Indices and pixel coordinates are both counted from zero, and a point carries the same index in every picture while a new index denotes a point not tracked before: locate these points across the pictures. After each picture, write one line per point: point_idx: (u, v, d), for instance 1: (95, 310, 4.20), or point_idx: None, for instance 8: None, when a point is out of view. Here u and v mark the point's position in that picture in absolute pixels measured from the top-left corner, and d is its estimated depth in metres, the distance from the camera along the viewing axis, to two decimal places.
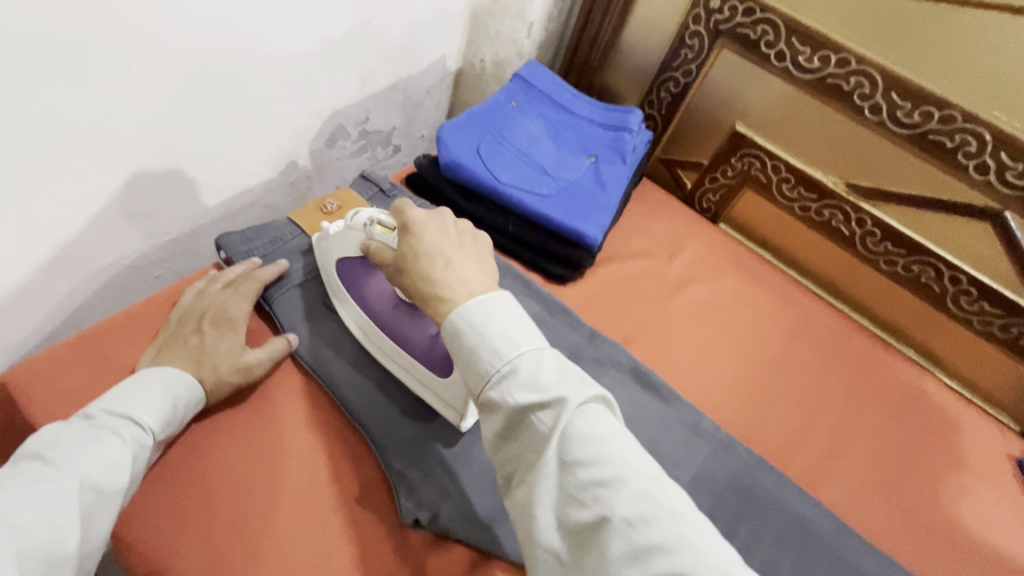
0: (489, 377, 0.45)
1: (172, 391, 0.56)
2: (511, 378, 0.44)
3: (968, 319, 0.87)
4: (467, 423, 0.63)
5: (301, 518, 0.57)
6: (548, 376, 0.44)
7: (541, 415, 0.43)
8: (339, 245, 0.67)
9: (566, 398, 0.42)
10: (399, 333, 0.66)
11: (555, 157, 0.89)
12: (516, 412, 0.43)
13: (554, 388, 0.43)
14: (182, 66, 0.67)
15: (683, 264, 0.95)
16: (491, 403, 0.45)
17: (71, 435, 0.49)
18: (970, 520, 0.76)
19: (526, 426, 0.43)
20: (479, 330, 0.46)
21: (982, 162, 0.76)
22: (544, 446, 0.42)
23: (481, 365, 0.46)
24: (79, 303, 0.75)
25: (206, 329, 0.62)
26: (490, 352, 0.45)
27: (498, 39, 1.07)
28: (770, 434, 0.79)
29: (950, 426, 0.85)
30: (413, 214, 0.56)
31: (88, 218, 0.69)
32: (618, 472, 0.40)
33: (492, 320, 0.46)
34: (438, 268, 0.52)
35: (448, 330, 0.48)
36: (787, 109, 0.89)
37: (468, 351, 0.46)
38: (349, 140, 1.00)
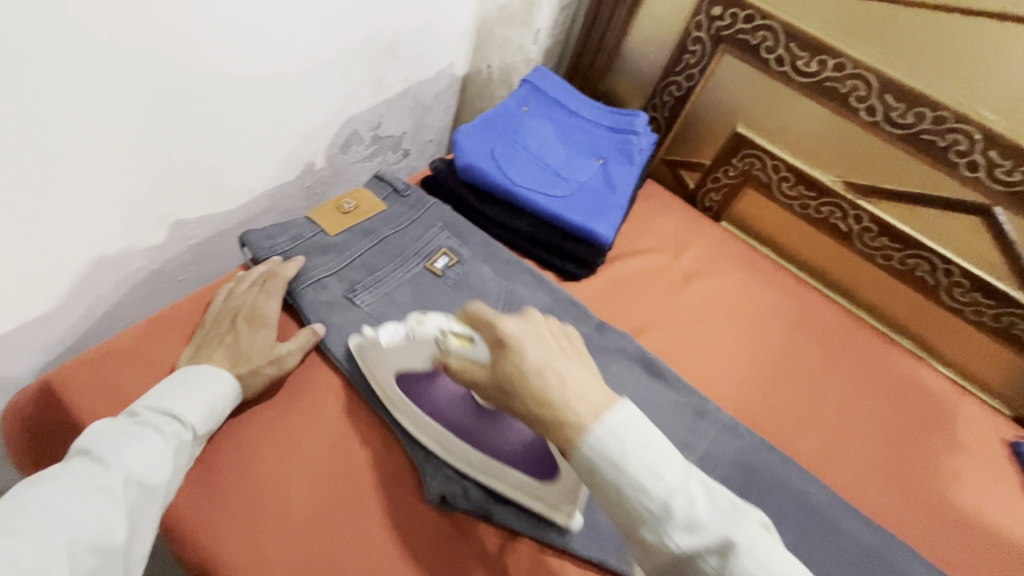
0: (643, 518, 0.44)
1: (212, 389, 0.58)
2: (667, 521, 0.44)
3: (962, 310, 0.91)
4: (576, 521, 0.62)
5: (338, 503, 0.60)
6: (704, 512, 0.44)
7: (709, 558, 0.43)
8: (401, 357, 0.62)
9: (733, 539, 0.43)
10: (487, 445, 0.61)
11: (565, 159, 0.92)
12: (679, 555, 0.43)
13: (715, 528, 0.43)
14: (208, 77, 0.69)
15: (687, 260, 0.98)
16: (645, 543, 0.44)
17: (115, 431, 0.52)
18: (964, 498, 0.80)
19: (690, 568, 0.43)
20: (619, 466, 0.45)
21: (972, 160, 0.80)
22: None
23: (633, 505, 0.45)
24: (110, 305, 0.77)
25: (240, 326, 0.65)
26: (642, 493, 0.44)
27: (505, 45, 1.11)
28: (775, 422, 0.83)
29: (945, 412, 0.89)
30: (506, 326, 0.52)
31: (120, 223, 0.71)
32: None
33: (627, 448, 0.45)
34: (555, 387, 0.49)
35: (582, 466, 0.46)
36: (831, 136, 0.90)
37: (612, 489, 0.45)
38: (362, 145, 1.03)
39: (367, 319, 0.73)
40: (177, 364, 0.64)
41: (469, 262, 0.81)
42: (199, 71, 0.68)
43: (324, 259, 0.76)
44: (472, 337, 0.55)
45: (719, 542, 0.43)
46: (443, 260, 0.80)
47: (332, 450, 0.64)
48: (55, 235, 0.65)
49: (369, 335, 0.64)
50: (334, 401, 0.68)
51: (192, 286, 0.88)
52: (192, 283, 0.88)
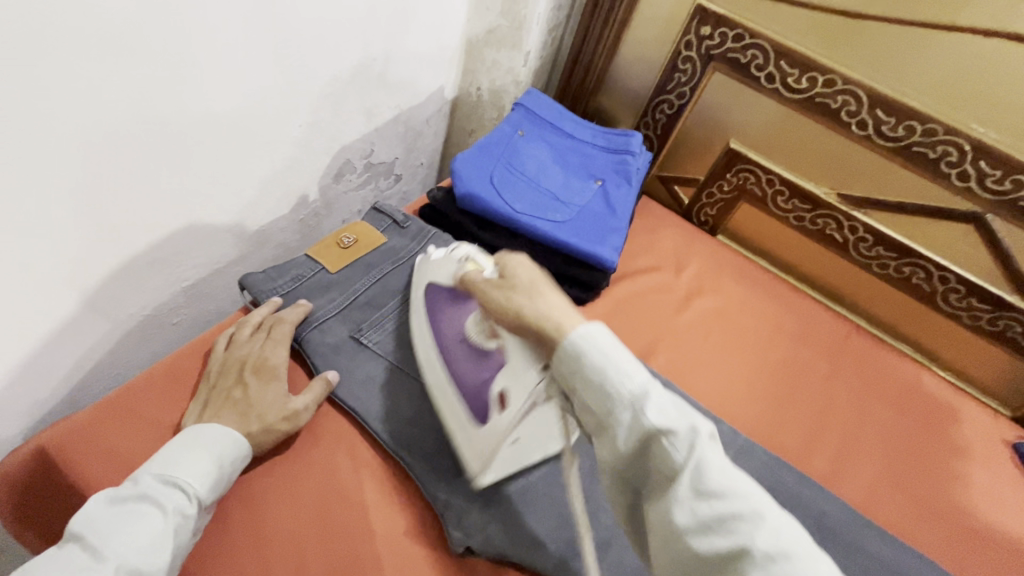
0: (619, 399, 0.45)
1: (217, 451, 0.56)
2: (643, 403, 0.44)
3: (958, 315, 0.92)
4: (484, 481, 0.62)
5: (358, 556, 0.59)
6: (674, 407, 0.45)
7: (669, 441, 0.43)
8: (436, 271, 0.69)
9: (700, 428, 0.43)
10: (455, 371, 0.66)
11: (564, 182, 0.92)
12: (647, 436, 0.43)
13: (683, 419, 0.44)
14: (195, 115, 0.67)
15: (688, 277, 0.98)
16: (621, 424, 0.44)
17: (114, 509, 0.49)
18: (976, 505, 0.81)
19: (656, 454, 0.43)
20: (607, 353, 0.46)
21: (963, 170, 0.82)
22: (679, 470, 0.42)
23: (610, 387, 0.45)
24: (102, 355, 0.74)
25: (249, 379, 0.63)
26: (621, 376, 0.45)
27: (494, 67, 1.09)
28: (786, 437, 0.83)
29: (949, 416, 0.90)
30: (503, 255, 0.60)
31: (109, 271, 0.68)
32: (753, 505, 0.40)
33: (610, 349, 0.46)
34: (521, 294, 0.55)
35: (570, 355, 0.47)
36: (776, 127, 0.94)
37: (593, 372, 0.46)
38: (355, 174, 1.02)
39: (375, 357, 0.72)
40: (182, 423, 0.62)
41: None
42: (187, 111, 0.66)
43: (327, 298, 0.75)
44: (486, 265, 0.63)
45: (687, 431, 0.43)
46: None
47: (345, 507, 0.61)
48: (42, 288, 0.62)
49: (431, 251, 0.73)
50: (346, 447, 0.66)
51: (186, 328, 0.85)
52: (186, 325, 0.85)
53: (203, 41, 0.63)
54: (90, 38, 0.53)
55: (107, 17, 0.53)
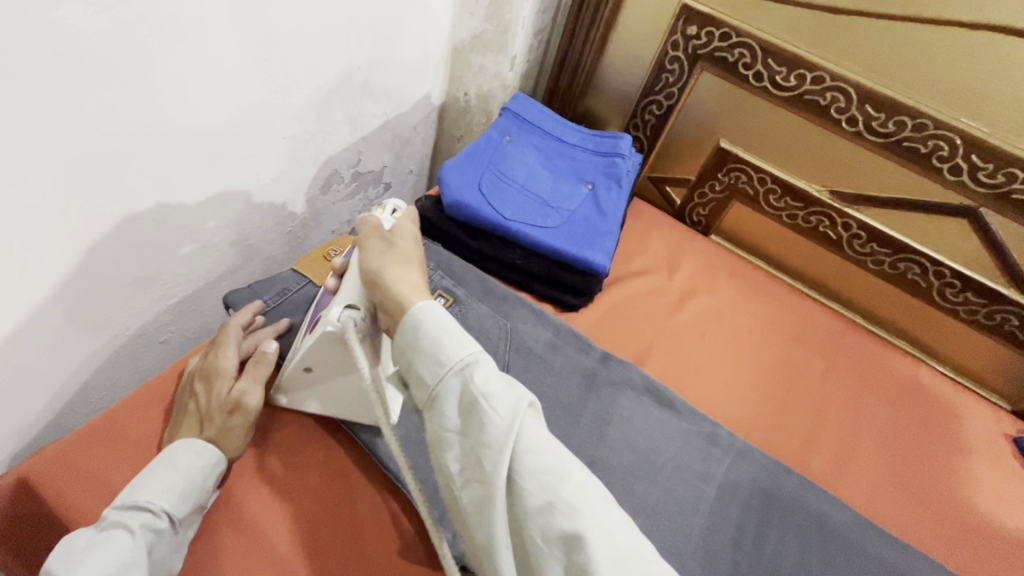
0: (446, 370, 0.47)
1: (183, 464, 0.56)
2: (468, 375, 0.47)
3: (955, 310, 0.91)
4: (276, 392, 0.66)
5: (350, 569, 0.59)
6: (497, 383, 0.47)
7: (484, 406, 0.45)
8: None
9: (521, 399, 0.46)
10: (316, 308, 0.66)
11: (553, 187, 0.91)
12: (469, 408, 0.46)
13: (503, 393, 0.46)
14: (175, 131, 0.66)
15: (682, 279, 0.97)
16: (448, 393, 0.47)
17: (84, 544, 0.49)
18: (979, 502, 0.80)
19: (474, 418, 0.46)
20: (440, 329, 0.49)
21: (955, 164, 0.81)
22: (497, 439, 0.44)
23: (438, 362, 0.47)
24: (88, 377, 0.73)
25: (199, 389, 0.62)
26: (452, 347, 0.48)
27: (481, 73, 1.08)
28: (785, 439, 0.82)
29: (948, 412, 0.90)
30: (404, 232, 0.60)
31: (91, 292, 0.67)
32: (563, 469, 0.44)
33: (446, 320, 0.49)
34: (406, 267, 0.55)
35: (407, 324, 0.49)
36: (765, 125, 0.93)
37: (429, 346, 0.48)
38: (342, 184, 1.01)
39: None
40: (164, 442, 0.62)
41: (464, 301, 0.79)
42: (165, 127, 0.65)
43: None
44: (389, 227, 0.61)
45: (511, 402, 0.46)
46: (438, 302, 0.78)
47: (337, 525, 0.61)
48: (21, 312, 0.61)
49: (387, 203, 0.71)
50: (336, 464, 0.65)
51: (175, 346, 0.84)
52: (174, 343, 0.84)
53: (180, 58, 0.61)
54: (61, 58, 0.51)
55: (80, 36, 0.52)
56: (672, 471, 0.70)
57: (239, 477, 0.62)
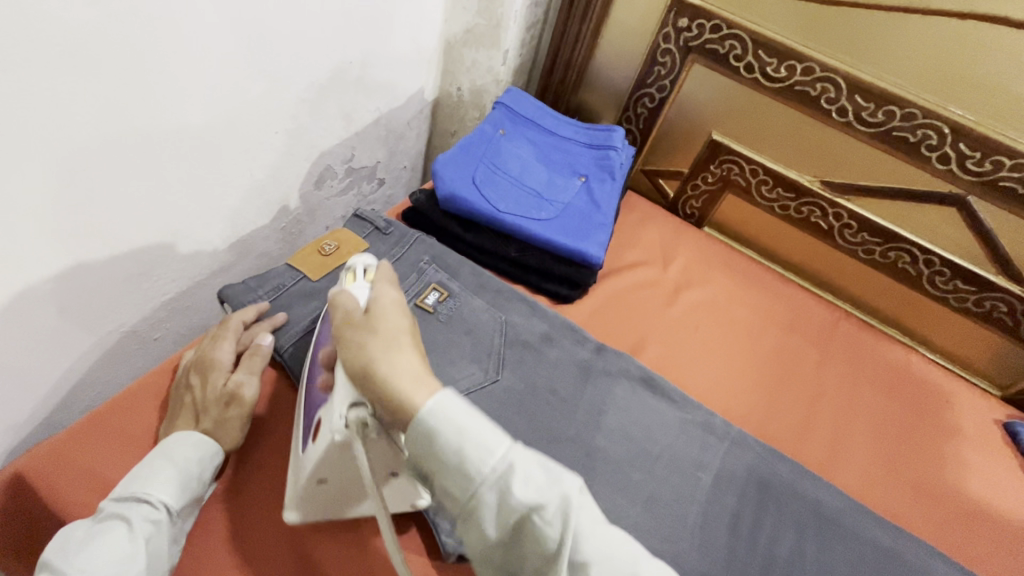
0: (480, 481, 0.43)
1: (178, 456, 0.56)
2: (505, 484, 0.43)
3: (945, 297, 0.92)
4: (291, 517, 0.59)
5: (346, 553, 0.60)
6: (539, 477, 0.44)
7: (538, 519, 0.43)
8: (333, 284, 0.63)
9: (566, 495, 0.43)
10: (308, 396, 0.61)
11: (546, 180, 0.91)
12: (516, 520, 0.43)
13: (545, 493, 0.43)
14: (167, 125, 0.66)
15: (676, 270, 0.98)
16: (489, 505, 0.43)
17: (81, 536, 0.49)
18: (971, 487, 0.81)
19: (530, 531, 0.43)
20: (460, 432, 0.44)
21: (943, 153, 0.82)
22: (552, 548, 0.43)
23: (469, 474, 0.43)
24: (82, 374, 0.73)
25: (194, 381, 0.64)
26: (479, 452, 0.43)
27: (474, 67, 1.08)
28: (780, 428, 0.83)
29: (940, 399, 0.91)
30: (384, 306, 0.53)
31: (84, 287, 0.67)
32: (625, 566, 0.43)
33: (470, 422, 0.45)
34: (395, 352, 0.49)
35: (420, 433, 0.45)
36: (756, 117, 0.94)
37: (453, 459, 0.44)
38: (336, 180, 1.00)
39: None
40: (159, 436, 0.62)
41: (459, 294, 0.79)
42: (158, 121, 0.65)
43: (309, 307, 0.74)
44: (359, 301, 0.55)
45: (559, 503, 0.43)
46: (433, 295, 0.78)
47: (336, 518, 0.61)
48: (14, 307, 0.60)
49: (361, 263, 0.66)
50: None
51: (169, 342, 0.84)
52: (169, 340, 0.84)
53: (173, 49, 0.61)
54: (54, 50, 0.51)
55: (72, 27, 0.51)
56: (668, 460, 0.71)
57: (240, 470, 0.63)
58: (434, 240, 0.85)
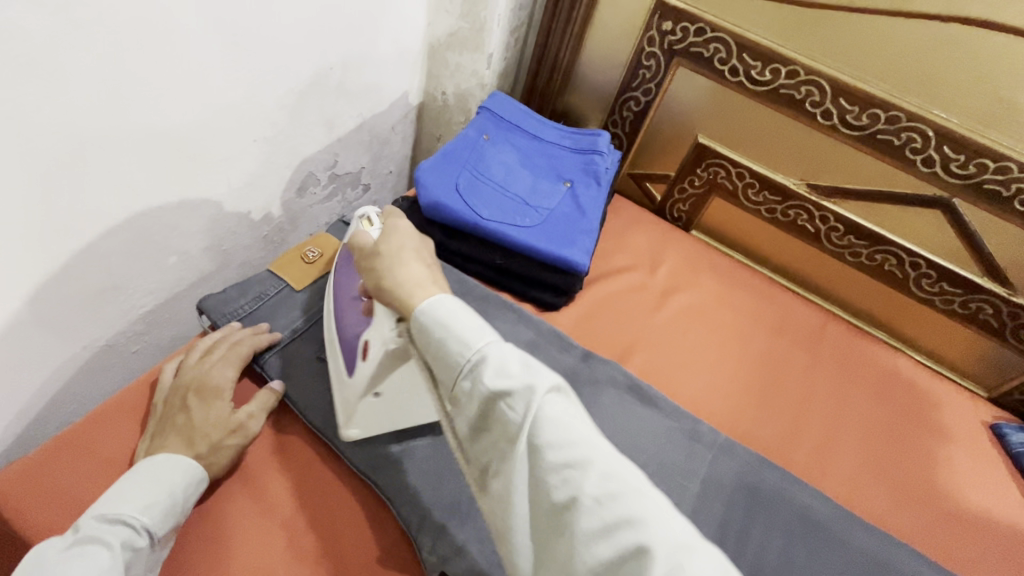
0: (460, 366, 0.45)
1: (166, 481, 0.54)
2: (479, 370, 0.44)
3: (932, 299, 0.92)
4: (349, 432, 0.64)
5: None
6: (514, 365, 0.44)
7: (507, 406, 0.42)
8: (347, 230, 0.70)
9: (533, 385, 0.42)
10: (341, 325, 0.66)
11: (531, 186, 0.90)
12: (485, 402, 0.43)
13: (519, 376, 0.43)
14: (137, 136, 0.64)
15: (664, 275, 0.97)
16: (465, 392, 0.44)
17: (55, 559, 0.47)
18: (958, 490, 0.81)
19: (497, 414, 0.43)
20: (445, 324, 0.46)
21: (928, 156, 0.82)
22: (514, 433, 0.42)
23: (451, 356, 0.45)
24: (56, 390, 0.71)
25: (191, 403, 0.61)
26: (458, 342, 0.45)
27: (458, 71, 1.07)
28: (768, 432, 0.82)
29: (928, 401, 0.91)
30: (398, 227, 0.60)
31: (57, 302, 0.65)
32: (585, 453, 0.40)
33: (454, 317, 0.47)
34: (403, 263, 0.55)
35: (417, 328, 0.48)
36: (741, 119, 0.94)
37: (438, 345, 0.46)
38: (319, 186, 0.99)
39: None
40: (136, 457, 0.60)
41: None
42: (129, 130, 0.63)
43: (290, 318, 0.73)
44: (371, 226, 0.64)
45: (522, 390, 0.42)
46: None
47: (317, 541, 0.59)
48: None
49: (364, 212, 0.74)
50: (310, 471, 0.64)
51: (148, 355, 0.82)
52: (148, 352, 0.82)
53: (142, 57, 0.59)
54: (14, 61, 0.50)
55: (32, 37, 0.50)
56: (655, 470, 0.70)
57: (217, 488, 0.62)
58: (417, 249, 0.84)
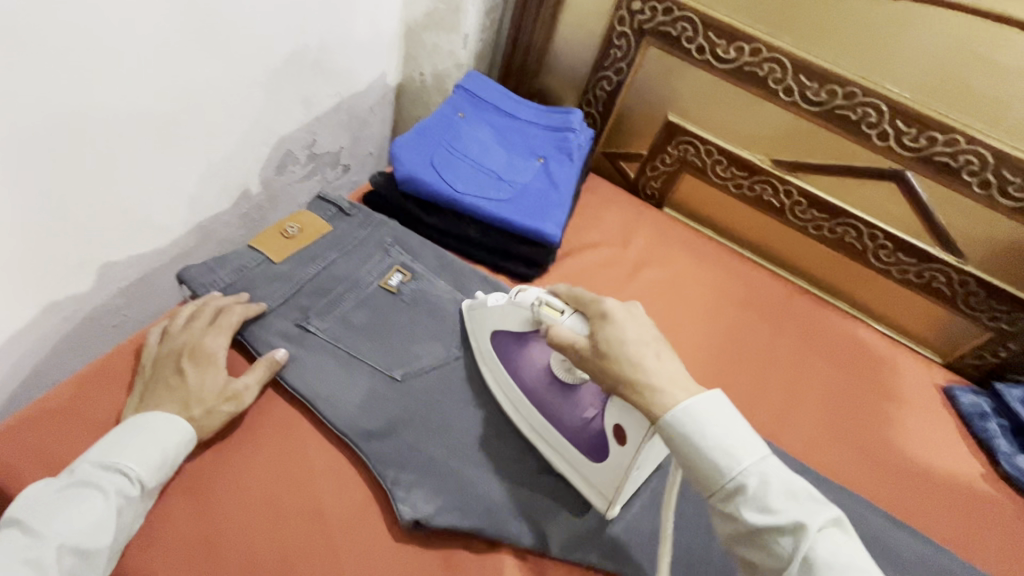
0: (728, 485, 0.49)
1: (161, 441, 0.56)
2: (740, 495, 0.49)
3: (889, 270, 0.97)
4: (613, 512, 0.63)
5: (305, 516, 0.61)
6: (780, 499, 0.47)
7: (780, 539, 0.47)
8: (502, 318, 0.69)
9: (805, 523, 0.46)
10: (552, 412, 0.67)
11: (506, 161, 0.93)
12: (752, 530, 0.48)
13: (787, 512, 0.47)
14: (115, 110, 0.65)
15: (637, 249, 1.01)
16: (723, 513, 0.50)
17: (53, 499, 0.51)
18: (910, 447, 0.86)
19: (764, 544, 0.47)
20: (697, 440, 0.50)
21: (882, 130, 0.86)
22: (787, 565, 0.46)
23: (714, 474, 0.50)
24: (37, 360, 0.72)
25: (185, 367, 0.63)
26: (726, 460, 0.49)
27: (435, 51, 1.08)
28: (733, 395, 0.86)
29: (885, 366, 0.95)
30: (610, 306, 0.60)
31: (35, 273, 0.67)
32: None
33: (712, 427, 0.51)
34: (651, 360, 0.56)
35: (677, 443, 0.51)
36: (710, 98, 0.97)
37: (694, 459, 0.51)
38: (298, 165, 1.00)
39: (322, 344, 0.71)
40: (122, 416, 0.62)
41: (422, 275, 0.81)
42: (106, 105, 0.64)
43: (270, 288, 0.74)
44: (562, 309, 0.62)
45: (792, 526, 0.46)
46: (396, 276, 0.80)
47: (299, 488, 0.62)
48: None
49: (478, 299, 0.74)
50: (298, 424, 0.67)
51: (129, 329, 0.84)
52: (128, 327, 0.84)
53: (116, 32, 0.60)
54: None
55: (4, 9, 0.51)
56: None
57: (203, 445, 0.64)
58: (394, 223, 0.86)
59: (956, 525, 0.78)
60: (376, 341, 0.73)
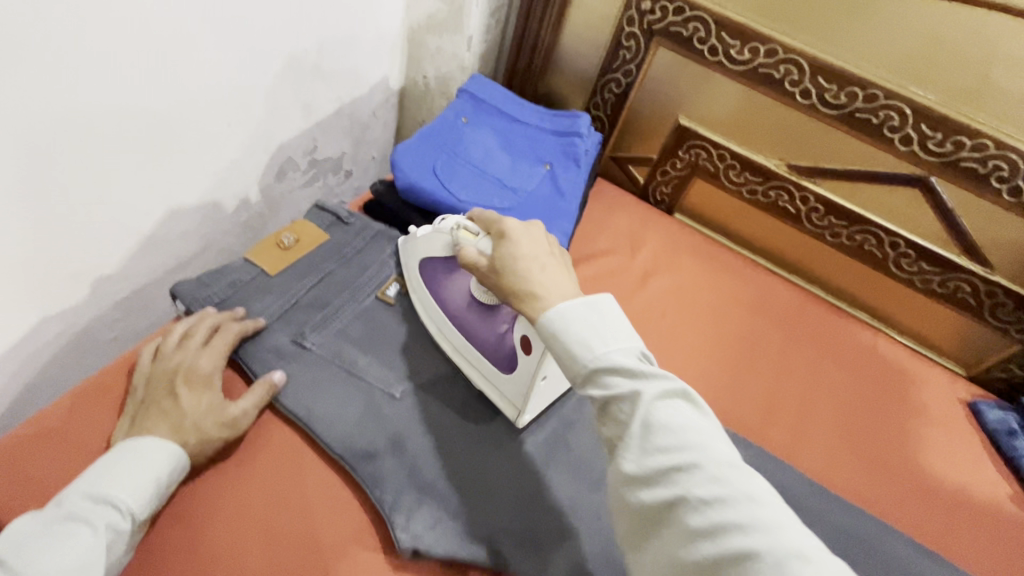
0: (582, 368, 0.47)
1: (153, 469, 0.54)
2: (594, 378, 0.47)
3: (911, 279, 0.93)
4: (524, 420, 0.66)
5: (299, 542, 0.58)
6: (625, 373, 0.46)
7: (623, 407, 0.45)
8: (426, 246, 0.72)
9: (640, 391, 0.44)
10: (471, 331, 0.69)
11: (510, 168, 0.90)
12: (601, 405, 0.47)
13: (628, 383, 0.45)
14: (108, 121, 0.63)
15: (646, 257, 0.98)
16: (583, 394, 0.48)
17: (39, 535, 0.48)
18: (934, 465, 0.82)
19: (613, 418, 0.46)
20: (561, 335, 0.49)
21: (905, 134, 0.82)
22: (628, 432, 0.44)
23: (573, 359, 0.48)
24: (30, 376, 0.71)
25: (179, 390, 0.60)
26: (581, 346, 0.48)
27: (438, 54, 1.06)
28: (747, 410, 0.83)
29: (907, 380, 0.91)
30: (510, 225, 0.60)
31: (26, 289, 0.65)
32: (694, 456, 0.42)
33: (577, 325, 0.48)
34: (536, 272, 0.55)
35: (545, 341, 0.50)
36: (723, 100, 0.93)
37: (559, 352, 0.49)
38: (298, 172, 0.98)
39: (319, 360, 0.69)
40: (113, 439, 0.60)
41: None
42: (98, 115, 0.62)
43: (266, 302, 0.72)
44: (477, 232, 0.64)
45: (630, 394, 0.45)
46: (394, 286, 0.78)
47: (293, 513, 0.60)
48: None
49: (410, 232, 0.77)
50: (294, 445, 0.65)
51: (126, 342, 0.82)
52: (125, 339, 0.82)
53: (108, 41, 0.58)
54: None
55: None
56: None
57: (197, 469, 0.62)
58: (396, 232, 0.84)
59: (984, 550, 0.74)
60: (375, 356, 0.71)
